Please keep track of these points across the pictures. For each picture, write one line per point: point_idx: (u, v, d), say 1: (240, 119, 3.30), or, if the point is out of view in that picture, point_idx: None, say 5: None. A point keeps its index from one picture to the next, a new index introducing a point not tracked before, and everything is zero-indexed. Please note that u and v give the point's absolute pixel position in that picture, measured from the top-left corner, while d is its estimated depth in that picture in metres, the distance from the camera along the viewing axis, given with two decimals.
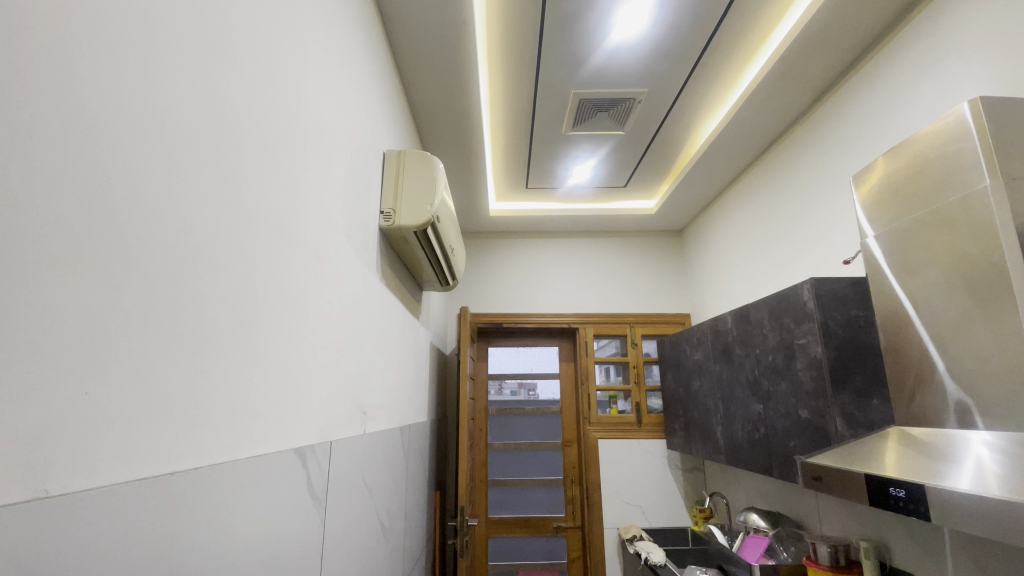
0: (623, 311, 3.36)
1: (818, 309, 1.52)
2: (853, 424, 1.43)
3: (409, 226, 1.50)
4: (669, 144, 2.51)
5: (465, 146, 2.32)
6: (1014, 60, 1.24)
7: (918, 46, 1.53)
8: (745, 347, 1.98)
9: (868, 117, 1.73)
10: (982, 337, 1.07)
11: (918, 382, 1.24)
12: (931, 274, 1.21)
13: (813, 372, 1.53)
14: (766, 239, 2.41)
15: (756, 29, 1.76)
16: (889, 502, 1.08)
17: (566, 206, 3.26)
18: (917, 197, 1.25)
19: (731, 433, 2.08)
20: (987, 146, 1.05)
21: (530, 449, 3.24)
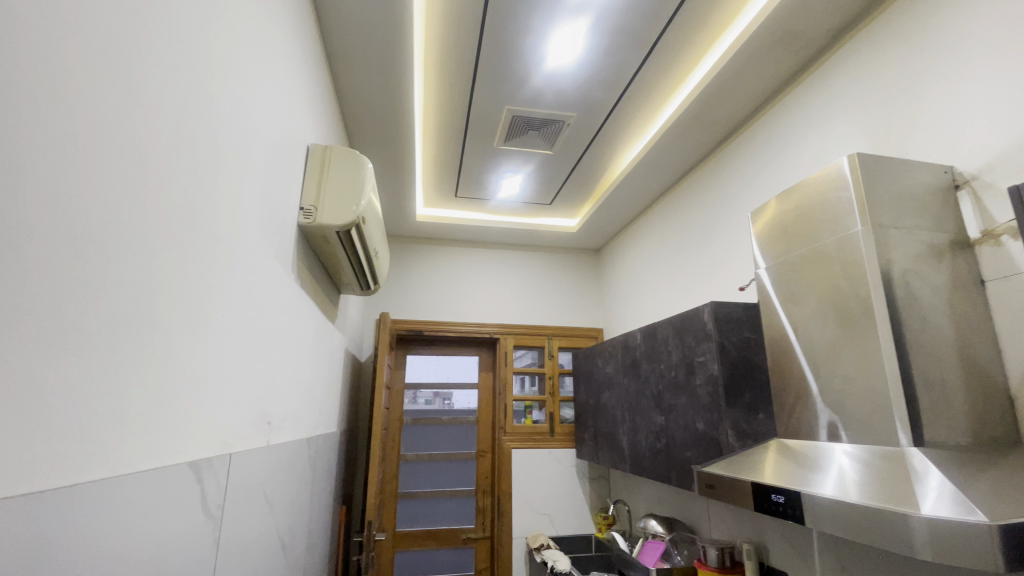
0: (541, 323, 3.45)
1: (717, 330, 1.66)
2: (742, 436, 1.58)
3: (331, 226, 1.42)
4: (593, 168, 2.63)
5: (395, 148, 2.26)
6: (880, 126, 1.46)
7: (808, 103, 1.75)
8: (651, 362, 2.11)
9: (767, 161, 1.94)
10: (849, 361, 1.24)
11: (796, 400, 1.40)
12: (810, 304, 1.37)
13: (710, 388, 1.67)
14: (674, 263, 2.60)
15: (676, 70, 1.91)
16: (771, 507, 1.20)
17: (492, 217, 3.29)
18: (803, 235, 1.41)
19: (636, 443, 2.20)
20: (860, 196, 1.22)
21: (443, 460, 3.19)
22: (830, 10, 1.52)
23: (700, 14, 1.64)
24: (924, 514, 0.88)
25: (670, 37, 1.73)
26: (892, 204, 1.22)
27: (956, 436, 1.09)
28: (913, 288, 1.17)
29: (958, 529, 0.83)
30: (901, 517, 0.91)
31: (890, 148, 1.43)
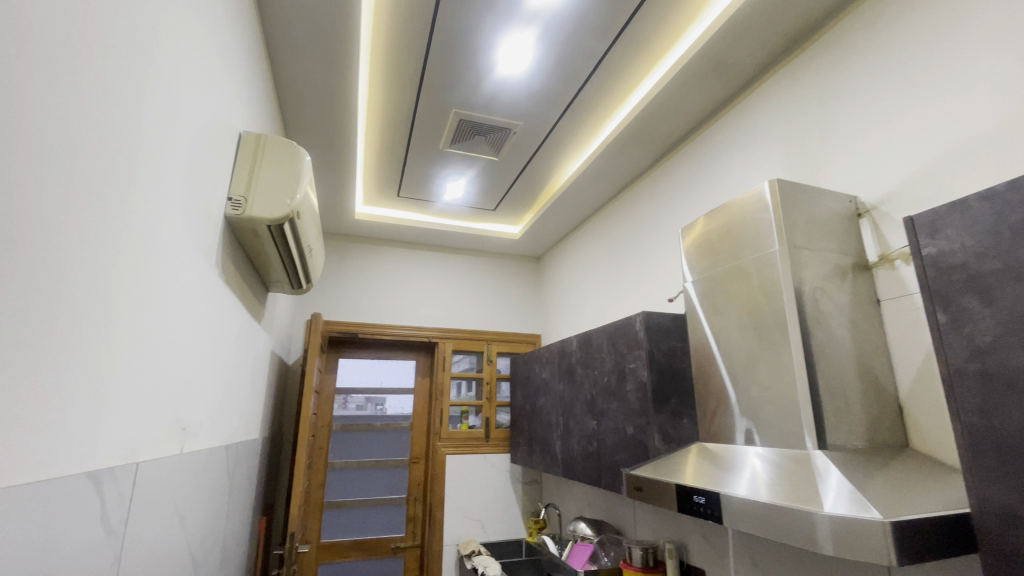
0: (480, 328, 3.44)
1: (648, 338, 1.74)
2: (668, 440, 1.66)
3: (262, 219, 1.34)
4: (536, 177, 2.68)
5: (335, 142, 2.18)
6: (797, 156, 1.61)
7: (735, 129, 1.88)
8: (585, 368, 2.17)
9: (697, 181, 2.07)
10: (764, 369, 1.34)
11: (717, 406, 1.50)
12: (732, 317, 1.47)
13: (640, 394, 1.74)
14: (610, 273, 2.69)
15: (618, 89, 1.99)
16: (692, 507, 1.27)
17: (434, 220, 3.24)
18: (727, 252, 1.52)
19: (568, 448, 2.24)
20: (778, 219, 1.33)
21: (373, 467, 3.09)
22: (758, 46, 1.66)
23: (642, 38, 1.72)
24: (826, 512, 0.97)
25: (613, 56, 1.81)
26: (804, 228, 1.34)
27: (854, 439, 1.20)
28: (820, 304, 1.29)
29: (854, 524, 0.92)
30: (807, 515, 1.00)
31: (805, 176, 1.57)
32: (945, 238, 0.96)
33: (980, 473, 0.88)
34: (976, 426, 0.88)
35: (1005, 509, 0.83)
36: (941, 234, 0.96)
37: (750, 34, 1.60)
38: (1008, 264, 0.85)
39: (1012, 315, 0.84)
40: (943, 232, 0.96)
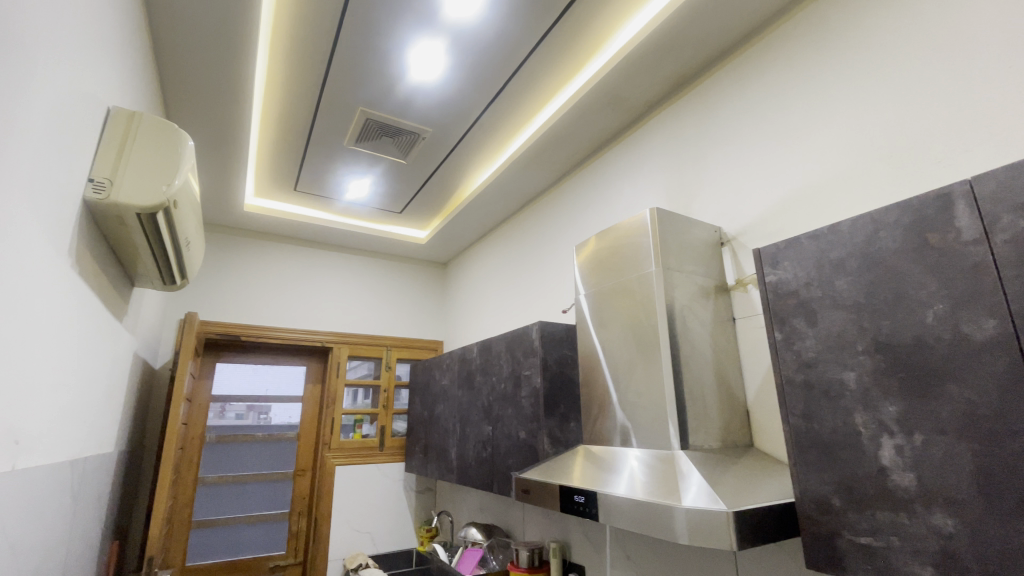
0: (379, 333, 3.35)
1: (541, 347, 1.83)
2: (556, 443, 1.75)
3: (131, 206, 1.20)
4: (443, 184, 2.68)
5: (225, 127, 2.02)
6: (676, 187, 1.81)
7: (627, 157, 2.06)
8: (483, 375, 2.21)
9: (592, 202, 2.22)
10: (640, 377, 1.48)
11: (599, 411, 1.62)
12: (615, 328, 1.61)
13: (533, 400, 1.82)
14: (511, 283, 2.77)
15: (526, 108, 2.08)
16: (573, 507, 1.36)
17: (334, 218, 3.11)
18: (613, 269, 1.65)
19: (463, 454, 2.26)
20: (656, 242, 1.48)
21: (252, 481, 2.86)
22: (648, 85, 1.84)
23: (549, 62, 1.83)
24: (684, 506, 1.10)
25: (522, 76, 1.89)
26: (678, 252, 1.51)
27: (710, 439, 1.37)
28: (688, 320, 1.46)
29: (705, 515, 1.06)
30: (668, 509, 1.12)
31: (684, 205, 1.76)
32: (783, 269, 1.14)
33: (803, 467, 1.05)
34: (801, 428, 1.06)
35: (820, 498, 1.00)
36: (781, 265, 1.14)
37: (643, 73, 1.77)
38: (827, 294, 1.04)
39: (830, 335, 1.03)
40: (782, 264, 1.14)
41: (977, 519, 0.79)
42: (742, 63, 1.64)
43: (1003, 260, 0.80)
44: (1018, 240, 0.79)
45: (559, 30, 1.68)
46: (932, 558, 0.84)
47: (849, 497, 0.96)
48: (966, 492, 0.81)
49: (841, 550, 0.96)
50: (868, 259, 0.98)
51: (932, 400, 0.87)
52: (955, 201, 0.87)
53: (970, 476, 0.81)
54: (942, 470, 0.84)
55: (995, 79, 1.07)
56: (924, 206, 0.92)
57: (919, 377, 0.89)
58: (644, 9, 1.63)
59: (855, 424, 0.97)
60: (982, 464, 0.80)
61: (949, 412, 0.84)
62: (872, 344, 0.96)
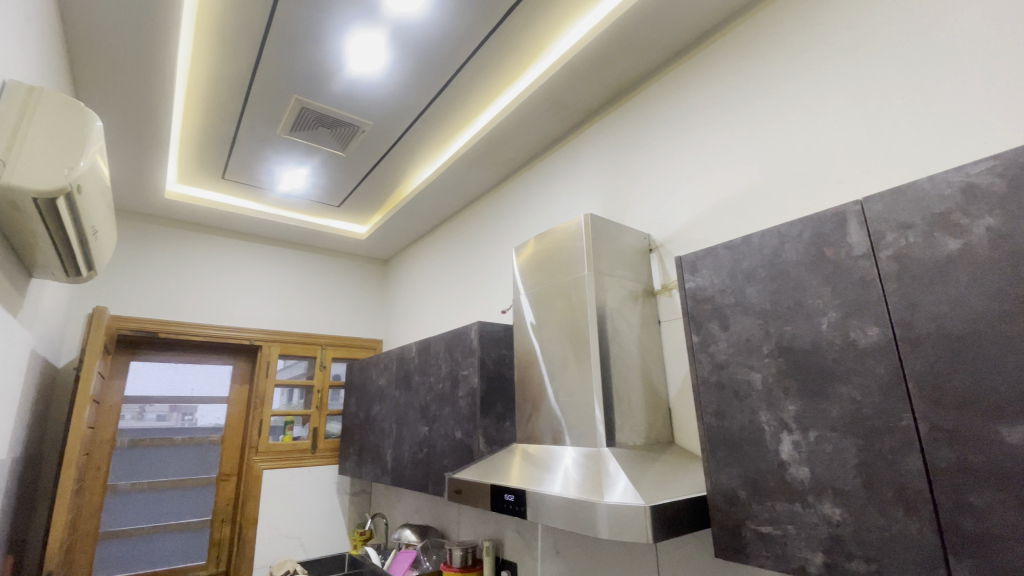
0: (314, 331, 3.23)
1: (479, 347, 1.83)
2: (490, 442, 1.77)
3: (25, 189, 1.10)
4: (384, 180, 2.63)
5: (144, 107, 1.88)
6: (610, 194, 1.87)
7: (567, 162, 2.11)
8: (420, 375, 2.19)
9: (533, 204, 2.26)
10: (570, 377, 1.52)
11: (532, 411, 1.64)
12: (549, 330, 1.64)
13: (470, 400, 1.82)
14: (452, 283, 2.76)
15: (468, 108, 2.08)
16: (503, 505, 1.38)
17: (267, 210, 2.97)
18: (549, 272, 1.69)
19: (399, 455, 2.23)
20: (589, 246, 1.53)
21: (170, 487, 2.68)
22: (588, 93, 1.89)
23: (492, 64, 1.84)
24: (606, 502, 1.14)
25: (465, 75, 1.88)
26: (608, 257, 1.57)
27: (635, 437, 1.43)
28: (617, 322, 1.52)
29: (625, 511, 1.10)
30: (591, 506, 1.16)
31: (619, 211, 1.83)
32: (702, 276, 1.21)
33: (715, 463, 1.11)
34: (713, 426, 1.13)
35: (729, 491, 1.07)
36: (699, 273, 1.21)
37: (582, 82, 1.82)
38: (738, 301, 1.12)
39: (740, 339, 1.10)
40: (701, 271, 1.21)
41: (859, 507, 0.88)
42: (675, 79, 1.72)
43: (886, 274, 0.89)
44: (898, 257, 0.88)
45: (502, 31, 1.69)
46: (822, 544, 0.91)
47: (753, 490, 1.03)
48: (851, 484, 0.89)
49: (746, 540, 1.03)
50: (774, 269, 1.06)
51: (825, 400, 0.95)
52: (848, 218, 0.96)
53: (855, 469, 0.89)
54: (831, 464, 0.92)
55: (888, 110, 1.18)
56: (822, 222, 1.00)
57: (815, 378, 0.97)
58: (584, 18, 1.67)
59: (760, 422, 1.05)
60: (865, 458, 0.88)
61: (839, 411, 0.93)
62: (776, 348, 1.04)
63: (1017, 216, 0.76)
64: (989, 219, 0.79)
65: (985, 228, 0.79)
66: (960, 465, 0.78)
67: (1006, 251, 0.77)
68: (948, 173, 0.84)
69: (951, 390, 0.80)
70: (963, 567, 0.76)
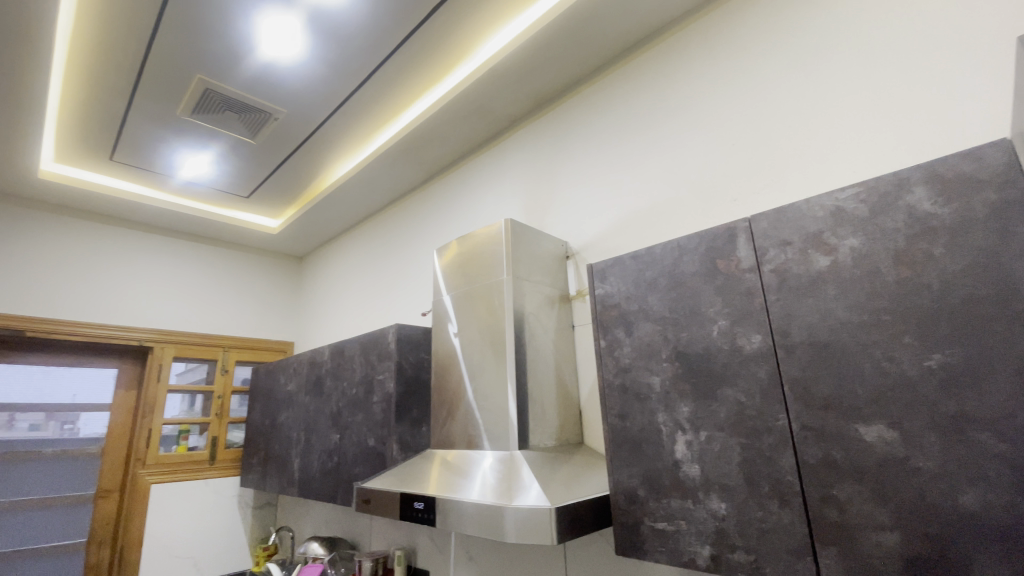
0: (218, 332, 2.99)
1: (396, 350, 1.78)
2: (405, 448, 1.72)
3: None
4: (299, 172, 2.50)
5: (12, 72, 1.65)
6: (531, 201, 1.91)
7: (491, 166, 2.12)
8: (332, 379, 2.09)
9: (456, 206, 2.24)
10: (485, 381, 1.52)
11: (447, 416, 1.62)
12: (466, 333, 1.63)
13: (384, 405, 1.77)
14: (370, 284, 2.67)
15: (391, 104, 2.03)
16: (412, 513, 1.35)
17: (166, 198, 2.72)
18: (468, 275, 1.68)
19: (306, 464, 2.12)
20: (508, 250, 1.54)
21: (37, 508, 2.35)
22: (512, 100, 1.91)
23: (415, 62, 1.81)
24: (514, 506, 1.14)
25: (389, 69, 1.83)
26: (527, 262, 1.59)
27: (547, 439, 1.46)
28: (534, 327, 1.54)
29: (531, 513, 1.11)
30: (499, 509, 1.16)
31: (538, 217, 1.86)
32: (611, 283, 1.25)
33: (618, 463, 1.16)
34: (617, 427, 1.17)
35: (629, 490, 1.12)
36: (608, 280, 1.26)
37: (505, 89, 1.84)
38: (642, 308, 1.17)
39: (642, 344, 1.16)
40: (610, 278, 1.26)
41: (741, 501, 0.94)
42: (594, 93, 1.78)
43: (767, 286, 0.98)
44: (779, 270, 0.97)
45: (425, 30, 1.66)
46: (710, 537, 0.97)
47: (651, 488, 1.08)
48: (735, 480, 0.96)
49: (644, 536, 1.07)
50: (674, 278, 1.13)
51: (714, 402, 1.02)
52: (738, 234, 1.04)
53: (738, 466, 0.96)
54: (718, 461, 0.99)
55: (776, 137, 1.30)
56: (716, 237, 1.07)
57: (706, 382, 1.04)
58: (509, 24, 1.68)
59: (658, 423, 1.10)
60: (747, 456, 0.95)
61: (726, 412, 1.00)
62: (673, 353, 1.10)
63: (875, 238, 0.86)
64: (853, 239, 0.89)
65: (849, 248, 0.89)
66: (825, 460, 0.86)
67: (865, 269, 0.86)
68: (822, 198, 0.94)
69: (819, 392, 0.88)
70: (827, 553, 0.84)
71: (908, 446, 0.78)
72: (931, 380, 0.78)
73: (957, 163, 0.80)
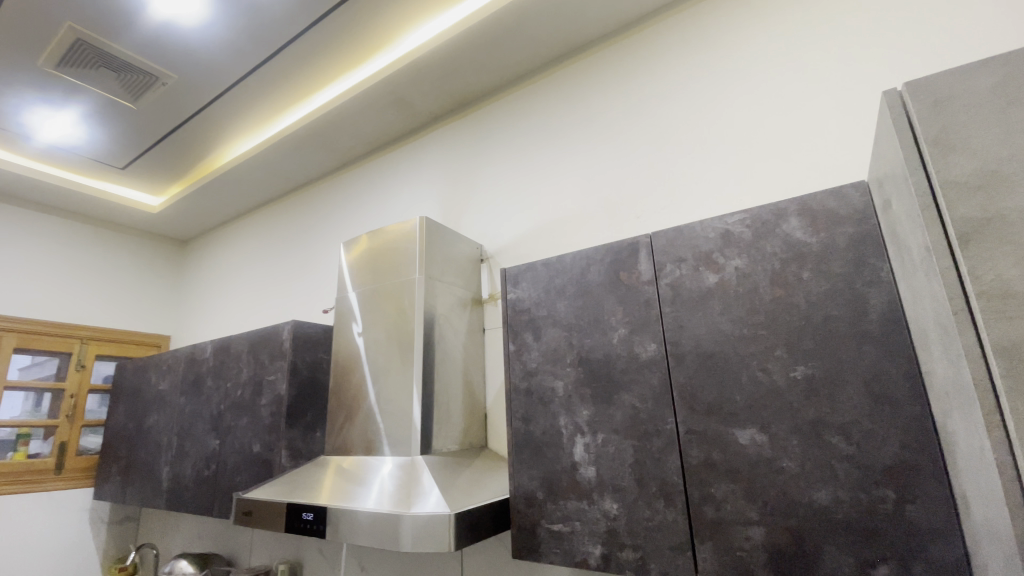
0: (80, 321, 2.61)
1: (291, 349, 1.65)
2: (295, 455, 1.61)
3: None
4: (189, 146, 2.24)
5: None
6: (446, 201, 1.88)
7: (407, 162, 2.06)
8: (214, 379, 1.89)
9: (367, 200, 2.15)
10: (389, 384, 1.45)
11: (346, 420, 1.53)
12: (371, 333, 1.55)
13: (274, 408, 1.63)
14: (266, 276, 2.47)
15: (301, 83, 1.89)
16: (300, 525, 1.25)
17: (14, 160, 2.30)
18: (377, 272, 1.60)
19: (177, 473, 1.89)
20: (421, 250, 1.50)
21: None
22: (433, 97, 1.87)
23: (332, 42, 1.70)
24: (412, 514, 1.10)
25: (302, 47, 1.71)
26: (440, 262, 1.56)
27: (450, 443, 1.43)
28: (444, 329, 1.51)
29: (429, 521, 1.08)
30: (395, 518, 1.11)
31: (453, 218, 1.84)
32: (522, 288, 1.27)
33: (519, 466, 1.16)
34: (520, 430, 1.18)
35: (529, 493, 1.13)
36: (520, 285, 1.27)
37: (426, 84, 1.80)
38: (550, 314, 1.20)
39: (548, 349, 1.18)
40: (521, 283, 1.27)
41: (632, 501, 0.99)
42: (516, 100, 1.80)
43: (663, 298, 1.04)
44: (674, 284, 1.03)
45: (345, 10, 1.57)
46: (602, 537, 1.01)
47: (549, 491, 1.10)
48: (627, 481, 1.01)
49: (540, 539, 1.09)
50: (581, 287, 1.16)
51: (611, 406, 1.06)
52: (640, 249, 1.10)
53: (630, 468, 1.01)
54: (613, 463, 1.03)
55: (681, 159, 1.40)
56: (621, 250, 1.13)
57: (606, 387, 1.08)
58: (435, 19, 1.65)
59: (559, 426, 1.13)
60: (638, 457, 1.00)
61: (622, 416, 1.04)
62: (577, 358, 1.13)
63: (755, 260, 0.96)
64: (738, 260, 0.97)
65: (735, 268, 0.97)
66: (706, 461, 0.93)
67: (747, 287, 0.95)
68: (714, 220, 1.02)
69: (704, 398, 0.96)
70: (704, 547, 0.90)
71: (775, 448, 0.87)
72: (796, 388, 0.87)
73: (824, 199, 0.92)
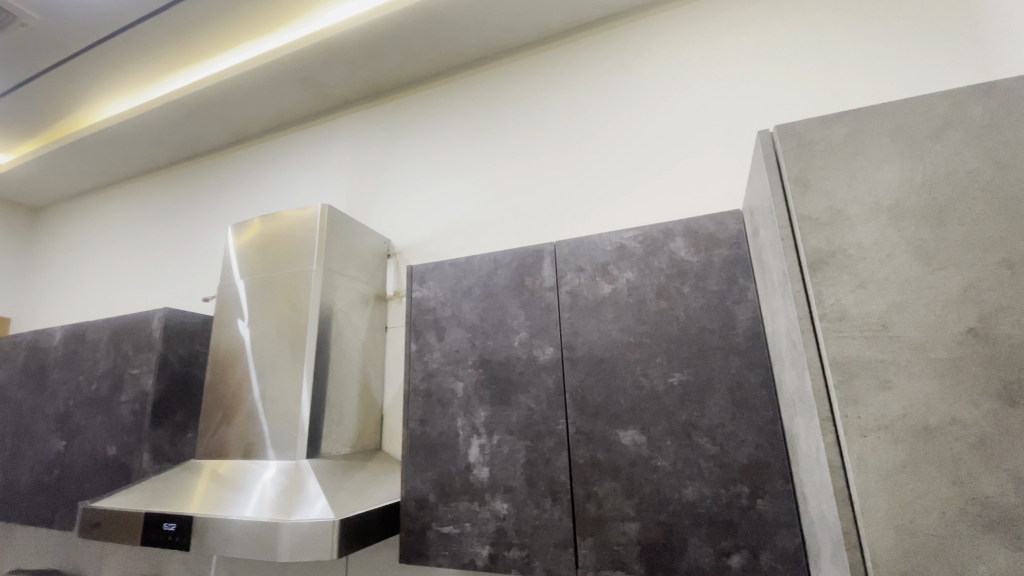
0: None
1: (162, 340, 1.48)
2: (159, 459, 1.44)
3: None
4: (50, 99, 1.93)
5: None
6: (354, 190, 1.80)
7: (314, 145, 1.94)
8: (63, 371, 1.64)
9: (266, 181, 1.99)
10: (276, 383, 1.35)
11: (223, 421, 1.40)
12: (259, 326, 1.43)
13: (136, 407, 1.45)
14: (139, 255, 2.19)
15: (195, 45, 1.71)
16: (161, 537, 1.13)
17: None
18: (270, 260, 1.49)
19: (9, 479, 1.62)
20: (321, 240, 1.42)
21: None
22: (345, 80, 1.77)
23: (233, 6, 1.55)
24: (291, 522, 1.04)
25: (197, 6, 1.54)
26: (341, 254, 1.48)
27: (341, 446, 1.37)
28: (342, 326, 1.44)
29: (311, 528, 1.02)
30: (273, 527, 1.04)
31: (361, 209, 1.76)
32: (427, 287, 1.25)
33: (413, 468, 1.14)
34: (416, 432, 1.16)
35: (421, 495, 1.11)
36: (426, 284, 1.25)
37: (339, 66, 1.70)
38: (454, 314, 1.19)
39: (450, 350, 1.17)
40: (427, 282, 1.25)
41: (521, 500, 1.01)
42: (433, 95, 1.77)
43: (562, 305, 1.08)
44: (573, 291, 1.07)
45: None
46: (490, 537, 1.02)
47: (442, 492, 1.09)
48: (517, 481, 1.03)
49: (430, 542, 1.07)
50: (486, 288, 1.17)
51: (508, 407, 1.08)
52: (544, 256, 1.13)
53: (521, 468, 1.03)
54: (506, 464, 1.05)
55: (589, 171, 1.45)
56: (526, 256, 1.15)
57: (504, 389, 1.09)
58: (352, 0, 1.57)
59: (456, 427, 1.12)
60: (530, 458, 1.03)
61: (517, 417, 1.06)
62: (478, 360, 1.14)
63: (644, 274, 1.02)
64: (629, 274, 1.03)
65: (626, 280, 1.03)
66: (592, 461, 0.97)
67: (636, 299, 1.01)
68: (611, 234, 1.07)
69: (592, 400, 1.00)
70: (585, 543, 0.94)
71: (652, 449, 0.94)
72: (673, 393, 0.94)
73: (704, 223, 1.01)
